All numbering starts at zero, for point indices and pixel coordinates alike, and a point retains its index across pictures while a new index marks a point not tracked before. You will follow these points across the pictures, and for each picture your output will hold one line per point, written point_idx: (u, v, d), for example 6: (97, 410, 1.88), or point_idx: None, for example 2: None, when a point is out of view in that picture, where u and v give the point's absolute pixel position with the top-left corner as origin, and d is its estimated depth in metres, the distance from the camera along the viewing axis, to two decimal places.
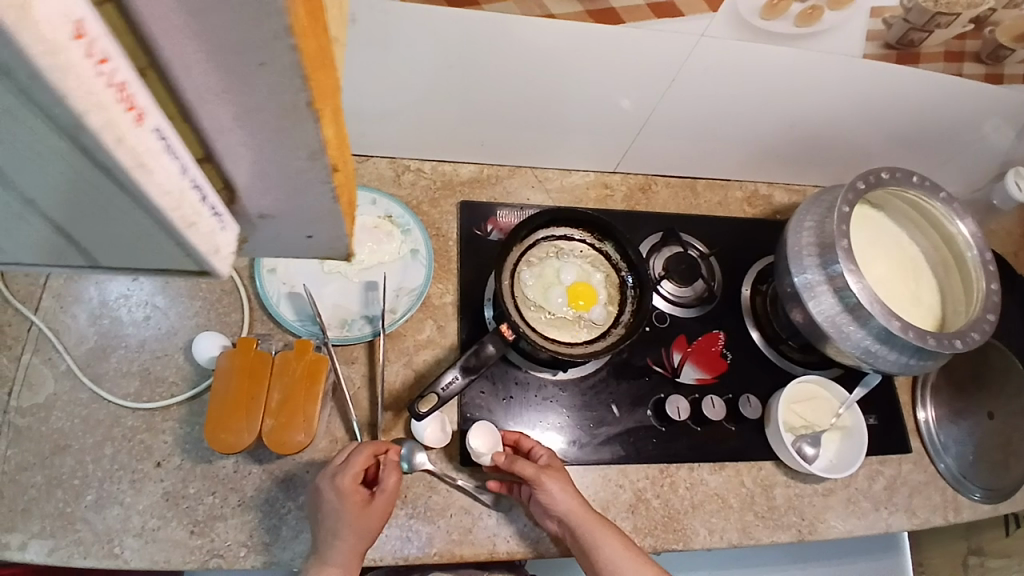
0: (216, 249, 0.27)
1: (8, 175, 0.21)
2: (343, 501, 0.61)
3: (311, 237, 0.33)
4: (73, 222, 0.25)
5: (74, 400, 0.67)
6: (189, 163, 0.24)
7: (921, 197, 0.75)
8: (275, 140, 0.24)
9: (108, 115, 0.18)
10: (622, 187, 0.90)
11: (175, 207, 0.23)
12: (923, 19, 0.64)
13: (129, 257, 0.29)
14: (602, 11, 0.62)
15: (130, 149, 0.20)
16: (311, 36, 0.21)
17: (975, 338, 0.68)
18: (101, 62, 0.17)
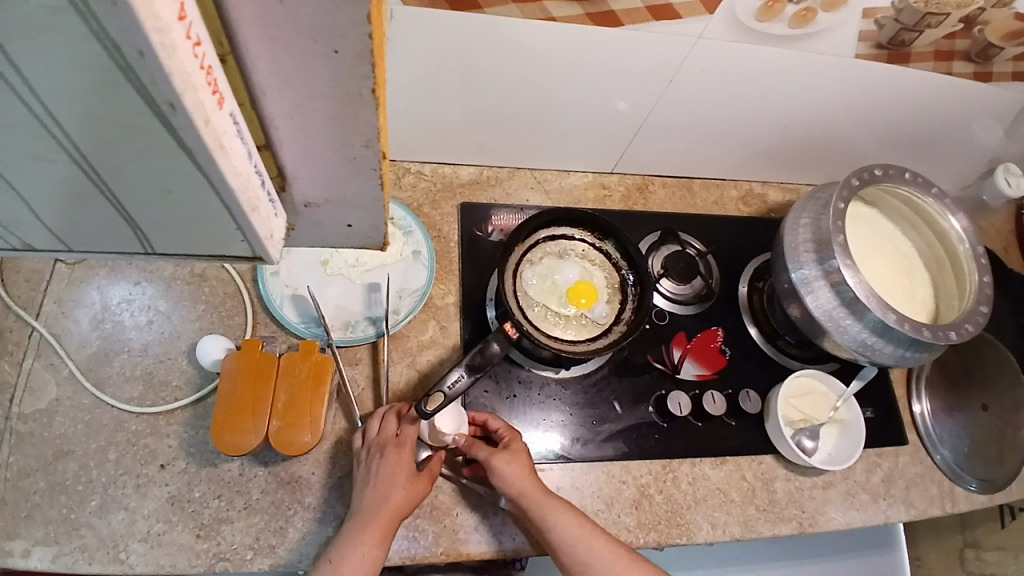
0: (269, 234, 0.34)
1: (120, 167, 0.27)
2: (392, 463, 0.64)
3: (351, 225, 0.40)
4: (156, 209, 0.31)
5: (76, 405, 0.67)
6: (250, 150, 0.30)
7: (914, 193, 0.77)
8: (329, 116, 0.30)
9: (198, 99, 0.23)
10: (620, 188, 0.91)
11: (243, 188, 0.29)
12: (914, 19, 0.66)
13: (190, 243, 0.34)
14: (602, 15, 0.63)
15: (213, 129, 0.25)
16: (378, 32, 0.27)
17: (969, 329, 0.70)
18: (196, 47, 0.23)
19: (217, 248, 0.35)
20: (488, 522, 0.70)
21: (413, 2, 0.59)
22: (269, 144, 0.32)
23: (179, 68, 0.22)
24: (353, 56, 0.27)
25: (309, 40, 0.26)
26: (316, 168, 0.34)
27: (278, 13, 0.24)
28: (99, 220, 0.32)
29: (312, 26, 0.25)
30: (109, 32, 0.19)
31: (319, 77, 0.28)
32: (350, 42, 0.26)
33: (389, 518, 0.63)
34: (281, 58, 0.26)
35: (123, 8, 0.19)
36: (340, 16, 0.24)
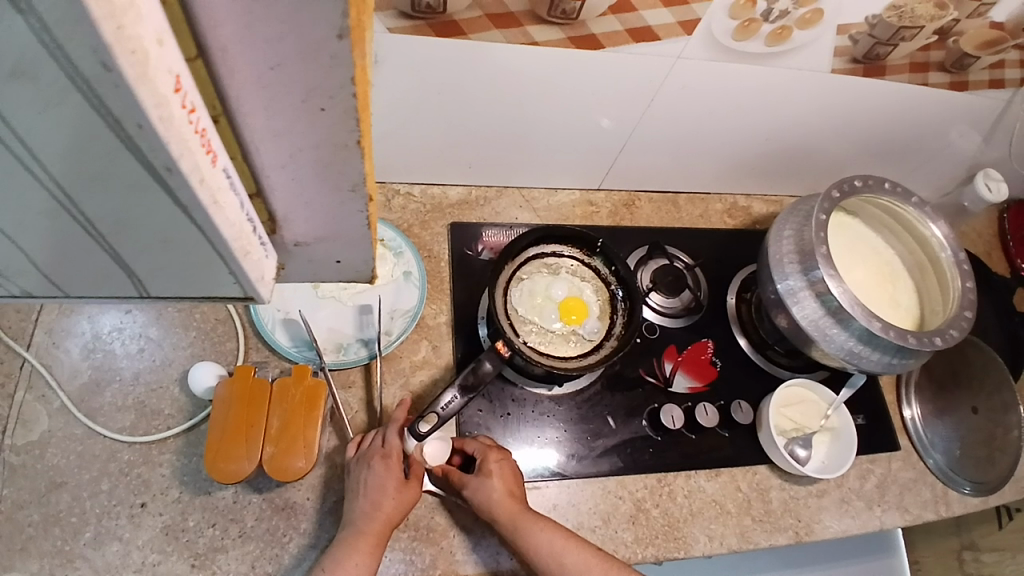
0: (261, 276, 0.34)
1: (116, 221, 0.27)
2: (384, 472, 0.64)
3: (339, 261, 0.40)
4: (152, 258, 0.31)
5: (68, 435, 0.66)
6: (244, 199, 0.31)
7: (894, 202, 0.79)
8: (317, 165, 0.31)
9: (194, 161, 0.24)
10: (607, 204, 0.92)
11: (236, 237, 0.30)
12: (889, 34, 0.69)
13: (185, 287, 0.35)
14: (583, 38, 0.64)
15: (207, 187, 0.26)
16: (363, 86, 0.28)
17: (954, 334, 0.71)
18: (191, 111, 0.24)
19: (211, 290, 0.35)
20: (485, 543, 0.69)
21: (400, 30, 0.60)
22: (260, 193, 0.33)
23: (175, 134, 0.23)
24: (340, 113, 0.28)
25: (299, 101, 0.27)
26: (309, 213, 0.35)
27: (265, 76, 0.25)
28: (96, 269, 0.32)
29: (298, 87, 0.26)
30: (111, 108, 0.20)
31: (305, 132, 0.29)
32: (337, 101, 0.27)
33: (383, 528, 0.63)
34: (273, 116, 0.28)
35: (124, 89, 0.20)
36: (327, 79, 0.26)
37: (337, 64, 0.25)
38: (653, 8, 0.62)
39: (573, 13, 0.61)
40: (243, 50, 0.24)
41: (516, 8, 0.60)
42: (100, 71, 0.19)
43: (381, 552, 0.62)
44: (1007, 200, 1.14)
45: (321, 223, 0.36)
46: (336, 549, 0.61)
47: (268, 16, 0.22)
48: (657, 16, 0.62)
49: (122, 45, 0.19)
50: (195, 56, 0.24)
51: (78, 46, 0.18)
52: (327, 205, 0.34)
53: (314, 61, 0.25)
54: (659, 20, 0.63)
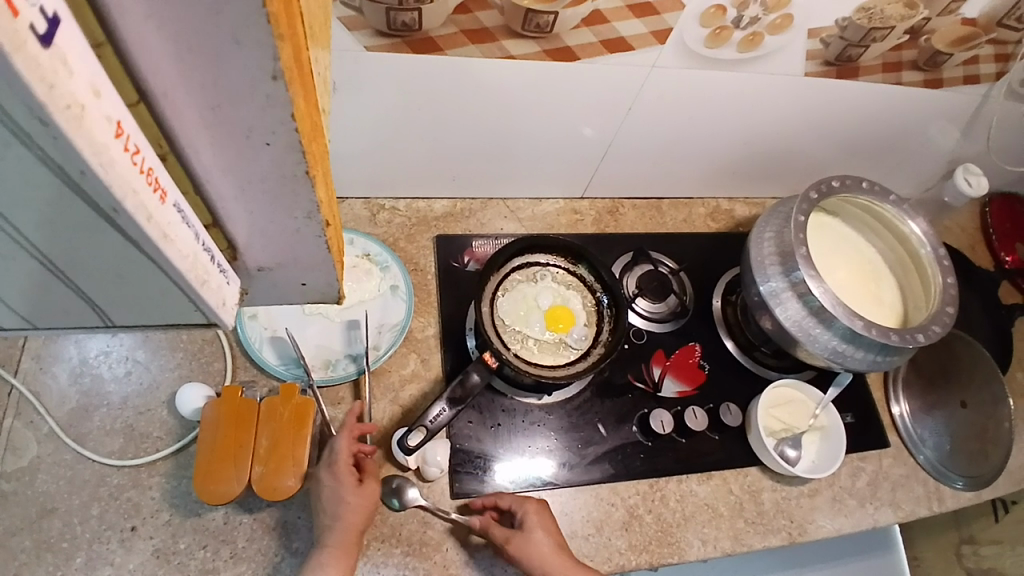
0: (222, 302, 0.35)
1: (71, 256, 0.28)
2: (342, 485, 0.62)
3: (306, 283, 0.40)
4: (113, 290, 0.31)
5: (58, 461, 0.66)
6: (198, 230, 0.31)
7: (872, 201, 0.80)
8: (271, 196, 0.31)
9: (140, 201, 0.25)
10: (591, 212, 0.93)
11: (191, 268, 0.30)
12: (859, 36, 0.70)
13: (151, 317, 0.35)
14: (559, 50, 0.65)
15: (156, 224, 0.26)
16: (305, 115, 0.29)
17: (937, 331, 0.72)
18: (134, 153, 0.24)
19: (176, 318, 0.35)
20: (478, 556, 0.69)
21: (377, 48, 0.61)
22: (217, 222, 0.33)
23: (117, 177, 0.23)
24: (284, 146, 0.28)
25: (242, 136, 0.27)
26: (275, 238, 0.35)
27: (210, 114, 0.26)
28: (60, 300, 0.32)
29: (242, 124, 0.27)
30: (52, 156, 0.21)
31: (256, 165, 0.29)
32: (280, 136, 0.28)
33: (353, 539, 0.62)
34: (221, 151, 0.28)
35: (63, 141, 0.20)
36: (267, 116, 0.26)
37: (273, 102, 0.26)
38: (625, 20, 0.63)
39: (547, 27, 0.61)
40: (183, 92, 0.25)
41: (492, 24, 0.61)
42: (37, 125, 0.19)
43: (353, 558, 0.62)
44: (989, 194, 1.15)
45: (291, 246, 0.36)
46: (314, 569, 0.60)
47: (202, 61, 0.23)
48: (629, 27, 0.64)
49: (58, 102, 0.19)
50: (136, 101, 0.25)
51: (14, 103, 0.18)
52: (291, 231, 0.35)
53: (254, 99, 0.25)
54: (633, 31, 0.64)
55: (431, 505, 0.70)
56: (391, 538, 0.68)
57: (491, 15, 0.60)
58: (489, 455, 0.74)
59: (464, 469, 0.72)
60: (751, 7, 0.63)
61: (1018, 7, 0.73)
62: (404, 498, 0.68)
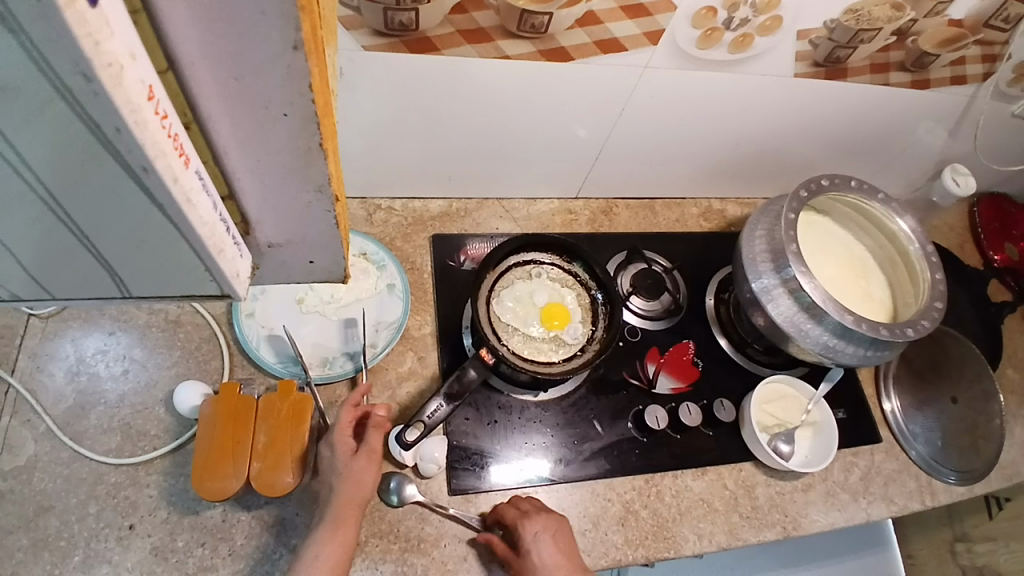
0: (236, 273, 0.35)
1: (96, 222, 0.28)
2: (342, 456, 0.63)
3: (314, 261, 0.40)
4: (133, 258, 0.32)
5: (55, 459, 0.66)
6: (216, 201, 0.31)
7: (861, 199, 0.81)
8: (285, 169, 0.32)
9: (168, 162, 0.25)
10: (586, 211, 0.94)
11: (210, 235, 0.31)
12: (847, 37, 0.72)
13: (168, 287, 0.35)
14: (553, 50, 0.66)
15: (181, 186, 0.27)
16: (320, 92, 0.29)
17: (926, 325, 0.73)
18: (163, 118, 0.25)
19: (190, 289, 0.35)
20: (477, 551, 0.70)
21: (375, 48, 0.62)
22: (232, 195, 0.34)
23: (149, 137, 0.24)
24: (301, 118, 0.29)
25: (261, 108, 0.28)
26: (282, 220, 0.36)
27: (232, 86, 0.27)
28: (78, 271, 0.33)
29: (261, 95, 0.27)
30: (91, 114, 0.22)
31: (273, 139, 0.30)
32: (297, 107, 0.28)
33: (351, 518, 0.61)
34: (240, 122, 0.29)
35: (104, 97, 0.21)
36: (286, 88, 0.27)
37: (293, 74, 0.26)
38: (619, 20, 0.64)
39: (542, 27, 0.63)
40: (208, 60, 0.25)
41: (487, 24, 0.62)
42: (81, 82, 0.20)
43: (349, 540, 0.60)
44: (977, 194, 1.17)
45: (296, 226, 0.37)
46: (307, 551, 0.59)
47: (226, 31, 0.24)
48: (622, 28, 0.65)
49: (102, 60, 0.20)
50: (166, 69, 0.25)
51: (62, 58, 0.19)
52: (298, 210, 0.35)
53: (275, 73, 0.26)
54: (626, 32, 0.65)
55: (429, 501, 0.71)
56: (389, 535, 0.69)
57: (488, 15, 0.61)
58: (486, 452, 0.74)
59: (461, 466, 0.73)
60: (741, 7, 0.65)
61: (998, 11, 0.75)
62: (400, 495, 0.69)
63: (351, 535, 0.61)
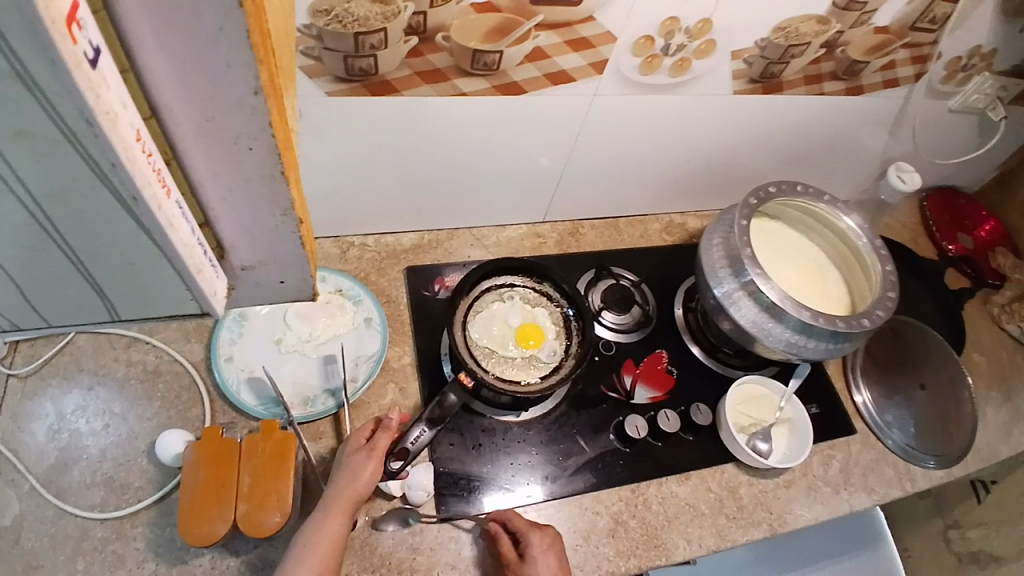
0: (214, 292, 0.35)
1: (87, 247, 0.30)
2: (349, 450, 0.67)
3: (284, 281, 0.39)
4: (122, 280, 0.33)
5: (40, 517, 0.66)
6: (195, 228, 0.32)
7: (809, 203, 0.86)
8: (253, 202, 0.32)
9: (152, 190, 0.27)
10: (553, 234, 0.98)
11: (190, 255, 0.31)
12: (777, 54, 0.77)
13: (156, 309, 0.36)
14: (507, 85, 0.70)
15: (165, 213, 0.28)
16: (281, 127, 0.30)
17: (880, 315, 0.77)
18: (149, 155, 0.27)
19: (174, 308, 0.36)
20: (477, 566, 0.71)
21: (338, 94, 0.65)
22: (208, 222, 0.33)
23: (137, 169, 0.25)
24: (266, 150, 0.29)
25: (228, 142, 0.29)
26: (255, 253, 0.36)
27: (203, 128, 0.28)
28: (67, 303, 0.34)
29: (228, 131, 0.28)
30: (90, 152, 0.24)
31: (241, 171, 0.30)
32: (262, 140, 0.29)
33: (344, 509, 0.62)
34: (213, 162, 0.30)
35: (102, 137, 0.23)
36: (250, 123, 0.28)
37: (258, 114, 0.28)
38: (565, 54, 0.68)
39: (495, 64, 0.67)
40: (182, 105, 0.27)
41: (443, 64, 0.66)
42: (82, 125, 0.23)
43: (339, 532, 0.60)
44: (926, 189, 1.24)
45: (268, 265, 0.37)
46: (297, 541, 0.59)
47: (197, 80, 0.26)
48: (569, 61, 0.69)
49: (101, 107, 0.23)
50: (150, 115, 0.27)
51: (68, 105, 0.22)
52: (269, 243, 0.35)
53: (242, 114, 0.27)
54: (572, 64, 0.70)
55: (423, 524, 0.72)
56: (381, 567, 0.69)
57: (443, 56, 0.65)
58: (473, 476, 0.75)
59: (449, 492, 0.74)
60: (676, 35, 0.70)
61: (926, 11, 0.81)
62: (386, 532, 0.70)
63: (342, 528, 0.60)
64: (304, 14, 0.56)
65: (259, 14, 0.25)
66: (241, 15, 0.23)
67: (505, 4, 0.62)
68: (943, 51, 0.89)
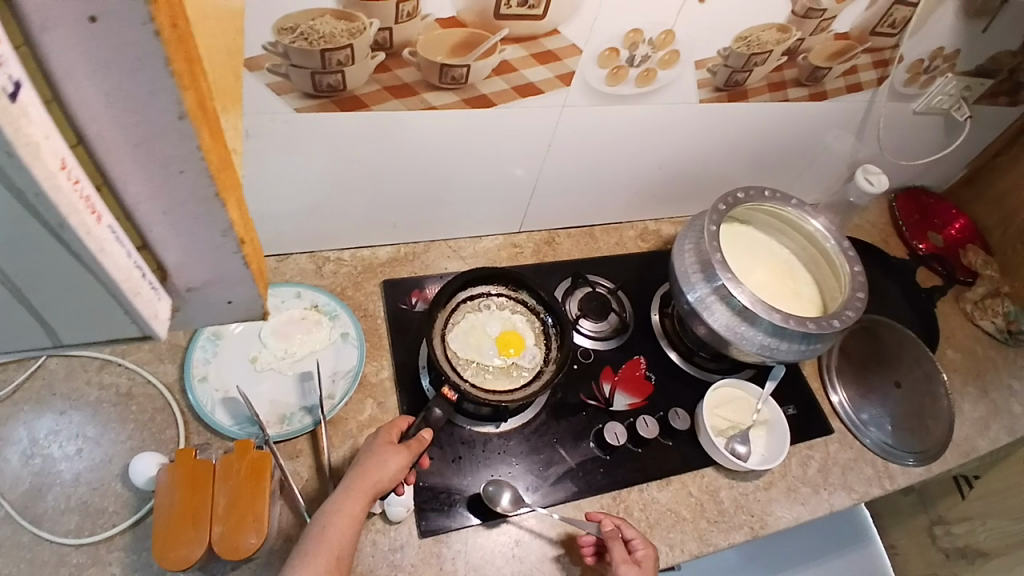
0: (155, 314, 0.34)
1: (21, 274, 0.29)
2: (380, 440, 0.67)
3: (232, 300, 0.38)
4: (61, 304, 0.32)
5: (15, 544, 0.64)
6: (131, 250, 0.31)
7: (777, 207, 0.88)
8: (192, 225, 0.32)
9: (80, 216, 0.27)
10: (530, 244, 0.98)
11: (125, 278, 0.31)
12: (741, 62, 0.79)
13: (100, 333, 0.35)
14: (476, 98, 0.71)
15: (94, 239, 0.28)
16: (215, 150, 0.30)
17: (850, 314, 0.78)
18: (77, 183, 0.26)
19: (114, 330, 0.35)
20: (557, 562, 0.73)
21: (306, 110, 0.65)
22: (147, 245, 0.33)
23: (63, 197, 0.25)
24: (199, 173, 0.29)
25: (160, 166, 0.29)
26: (202, 273, 0.36)
27: (134, 153, 0.28)
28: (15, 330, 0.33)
29: (160, 155, 0.28)
30: (12, 182, 0.24)
31: (177, 196, 0.30)
32: (194, 164, 0.29)
33: (363, 497, 0.61)
34: (149, 188, 0.30)
35: (22, 167, 0.23)
36: (181, 148, 0.28)
37: (186, 138, 0.28)
38: (532, 67, 0.69)
39: (462, 78, 0.67)
40: (111, 131, 0.27)
41: (411, 79, 0.66)
42: (2, 156, 0.23)
43: (357, 520, 0.60)
44: (894, 190, 1.27)
45: (218, 287, 0.37)
46: (315, 523, 0.59)
47: (122, 108, 0.26)
48: (537, 73, 0.70)
49: (22, 140, 0.23)
50: (77, 143, 0.27)
51: None
52: (214, 264, 0.35)
53: (171, 139, 0.27)
54: (540, 76, 0.71)
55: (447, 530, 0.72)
56: None
57: (410, 71, 0.65)
58: (453, 489, 0.75)
59: (430, 507, 0.73)
60: (641, 46, 0.71)
61: (886, 16, 0.84)
62: (499, 506, 0.73)
63: (359, 517, 0.60)
64: (269, 32, 0.56)
65: (184, 41, 0.25)
66: (160, 43, 0.24)
67: (470, 19, 0.62)
68: (905, 53, 0.92)
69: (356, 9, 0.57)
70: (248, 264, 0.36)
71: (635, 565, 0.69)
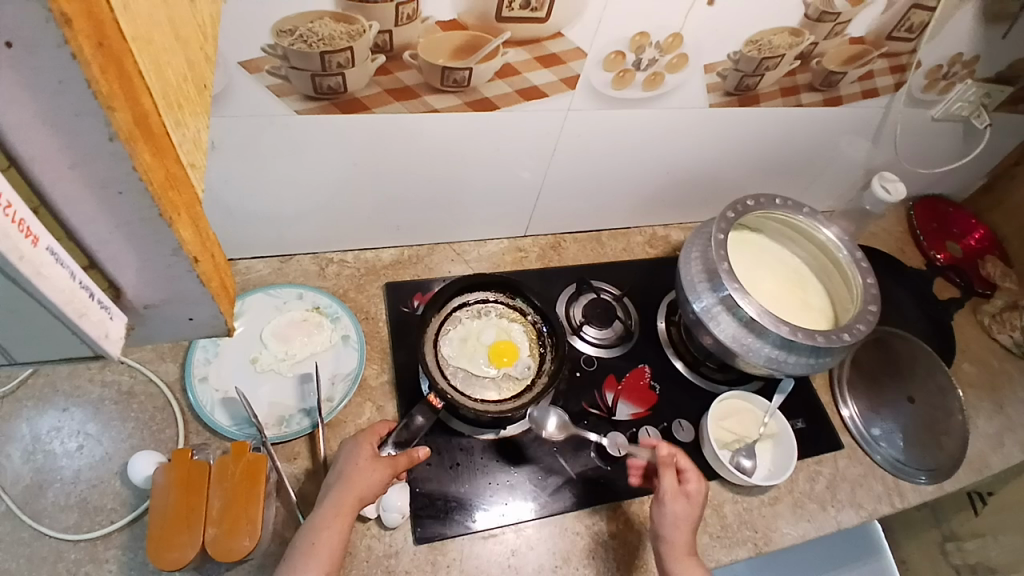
0: (106, 335, 0.31)
1: None
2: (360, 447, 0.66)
3: (193, 317, 0.35)
4: (9, 324, 0.29)
5: (15, 540, 0.64)
6: (76, 270, 0.29)
7: (788, 215, 0.86)
8: (145, 249, 0.30)
9: (10, 241, 0.24)
10: (535, 248, 0.97)
11: (69, 301, 0.28)
12: (751, 66, 0.77)
13: (54, 356, 0.32)
14: (478, 101, 0.70)
15: (30, 262, 0.25)
16: (159, 169, 0.28)
17: (862, 329, 0.76)
18: (6, 206, 0.24)
19: (66, 354, 0.32)
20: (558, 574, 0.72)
21: (307, 112, 0.65)
22: (96, 264, 0.30)
23: None
24: (139, 195, 0.27)
25: (99, 189, 0.26)
26: (158, 292, 0.33)
27: (69, 176, 0.25)
28: None
29: (96, 177, 0.26)
30: None
31: (123, 220, 0.28)
32: (134, 186, 0.26)
33: (350, 507, 0.60)
34: (91, 213, 0.27)
35: None
36: (114, 169, 0.25)
37: (120, 162, 0.25)
38: (535, 70, 0.68)
39: (465, 81, 0.66)
40: (42, 153, 0.24)
41: (412, 82, 0.65)
42: None
43: (345, 532, 0.59)
44: (912, 198, 1.24)
45: (176, 305, 0.34)
46: (303, 539, 0.58)
47: (49, 129, 0.23)
48: (540, 77, 0.69)
49: None
50: (8, 166, 0.25)
51: None
52: (173, 285, 0.32)
53: (104, 160, 0.25)
54: (543, 79, 0.70)
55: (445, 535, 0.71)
56: None
57: (411, 74, 0.65)
58: (451, 496, 0.74)
59: (426, 514, 0.72)
60: (647, 49, 0.70)
61: (903, 20, 0.81)
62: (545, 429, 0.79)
63: (347, 528, 0.60)
64: (268, 35, 0.56)
65: (115, 56, 0.24)
66: (78, 65, 0.22)
67: (471, 22, 0.62)
68: (922, 60, 0.89)
69: (355, 12, 0.57)
70: (208, 286, 0.33)
71: (682, 496, 0.70)
